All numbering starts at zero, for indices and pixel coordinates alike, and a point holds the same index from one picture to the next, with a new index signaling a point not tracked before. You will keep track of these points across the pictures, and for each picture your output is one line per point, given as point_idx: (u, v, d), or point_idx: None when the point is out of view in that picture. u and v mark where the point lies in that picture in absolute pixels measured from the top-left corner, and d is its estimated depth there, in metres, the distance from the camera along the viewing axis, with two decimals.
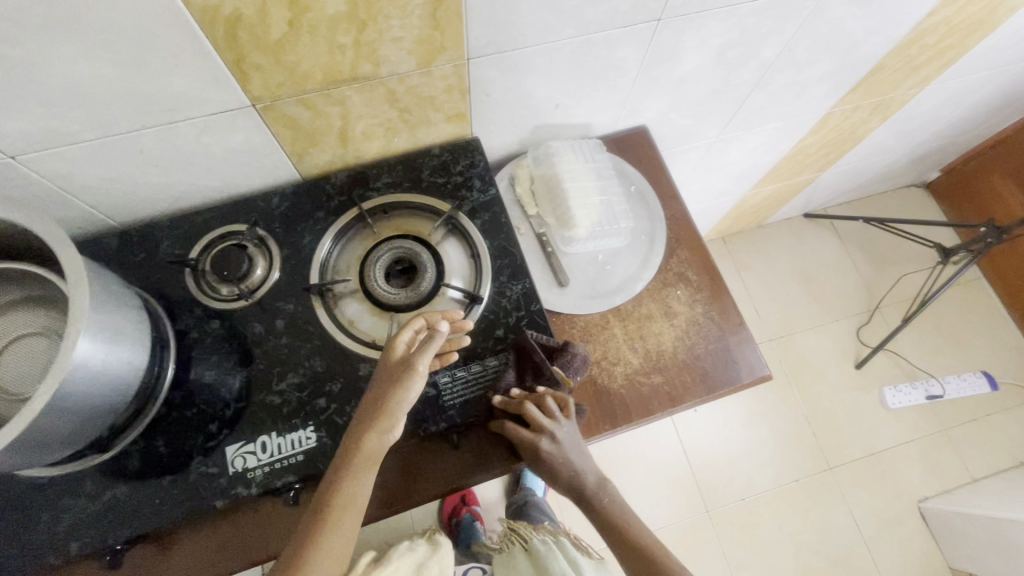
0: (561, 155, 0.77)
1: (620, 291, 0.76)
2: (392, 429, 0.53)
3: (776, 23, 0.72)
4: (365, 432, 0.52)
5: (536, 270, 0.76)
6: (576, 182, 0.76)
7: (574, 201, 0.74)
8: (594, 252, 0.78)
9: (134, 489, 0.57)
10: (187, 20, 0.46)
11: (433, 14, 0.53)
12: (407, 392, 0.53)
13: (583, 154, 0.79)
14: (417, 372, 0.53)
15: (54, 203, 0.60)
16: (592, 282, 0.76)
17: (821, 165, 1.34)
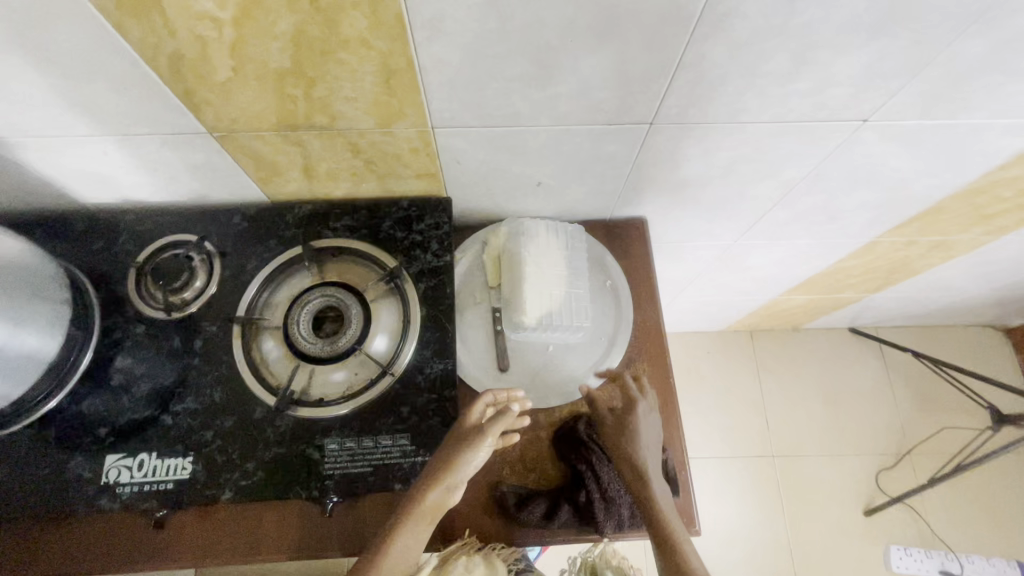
0: (532, 236, 0.74)
1: (559, 391, 0.70)
2: (454, 490, 0.56)
3: (797, 147, 0.64)
4: (431, 490, 0.55)
5: (478, 347, 0.72)
6: (539, 268, 0.71)
7: (530, 288, 0.70)
8: (546, 342, 0.73)
9: (13, 471, 0.59)
10: (129, 50, 0.46)
11: (386, 82, 0.50)
12: (472, 457, 0.57)
13: (559, 238, 0.74)
14: (485, 440, 0.57)
15: (26, 180, 0.64)
16: (533, 375, 0.71)
17: (868, 287, 1.20)
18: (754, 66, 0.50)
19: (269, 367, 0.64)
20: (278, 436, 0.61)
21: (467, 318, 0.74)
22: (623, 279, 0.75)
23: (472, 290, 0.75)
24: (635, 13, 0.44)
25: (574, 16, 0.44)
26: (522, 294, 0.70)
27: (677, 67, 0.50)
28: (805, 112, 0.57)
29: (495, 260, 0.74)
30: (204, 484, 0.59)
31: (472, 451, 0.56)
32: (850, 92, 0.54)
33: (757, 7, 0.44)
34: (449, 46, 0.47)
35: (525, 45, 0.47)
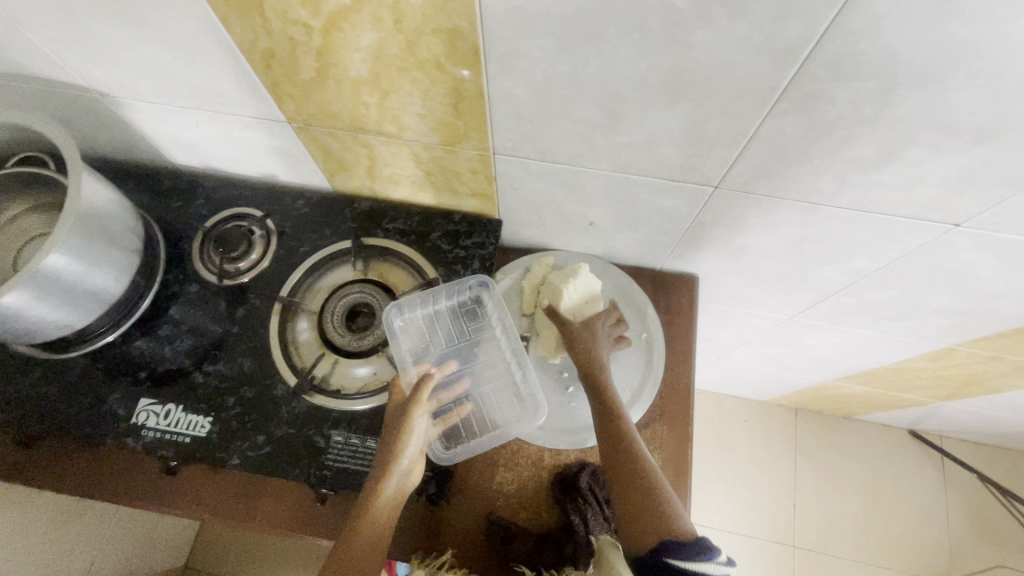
0: (573, 282, 0.69)
1: (568, 435, 0.69)
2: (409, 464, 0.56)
3: (872, 238, 0.59)
4: (389, 469, 0.55)
5: None
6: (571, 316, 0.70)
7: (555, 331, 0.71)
8: (567, 382, 0.72)
9: (60, 394, 0.65)
10: (229, 41, 0.50)
11: (454, 105, 0.52)
12: (416, 427, 0.57)
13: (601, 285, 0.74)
14: (419, 410, 0.58)
15: (131, 136, 0.71)
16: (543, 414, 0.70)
17: (936, 393, 1.10)
18: (835, 150, 0.47)
19: (297, 349, 0.67)
20: (291, 416, 0.63)
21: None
22: (660, 335, 0.72)
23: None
24: (714, 80, 0.42)
25: (649, 74, 0.43)
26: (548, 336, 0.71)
27: (751, 138, 0.48)
28: (886, 205, 0.53)
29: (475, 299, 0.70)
30: (216, 445, 0.62)
31: (411, 420, 0.57)
32: (942, 193, 0.49)
33: (849, 93, 0.41)
34: (520, 82, 0.47)
35: (595, 93, 0.46)
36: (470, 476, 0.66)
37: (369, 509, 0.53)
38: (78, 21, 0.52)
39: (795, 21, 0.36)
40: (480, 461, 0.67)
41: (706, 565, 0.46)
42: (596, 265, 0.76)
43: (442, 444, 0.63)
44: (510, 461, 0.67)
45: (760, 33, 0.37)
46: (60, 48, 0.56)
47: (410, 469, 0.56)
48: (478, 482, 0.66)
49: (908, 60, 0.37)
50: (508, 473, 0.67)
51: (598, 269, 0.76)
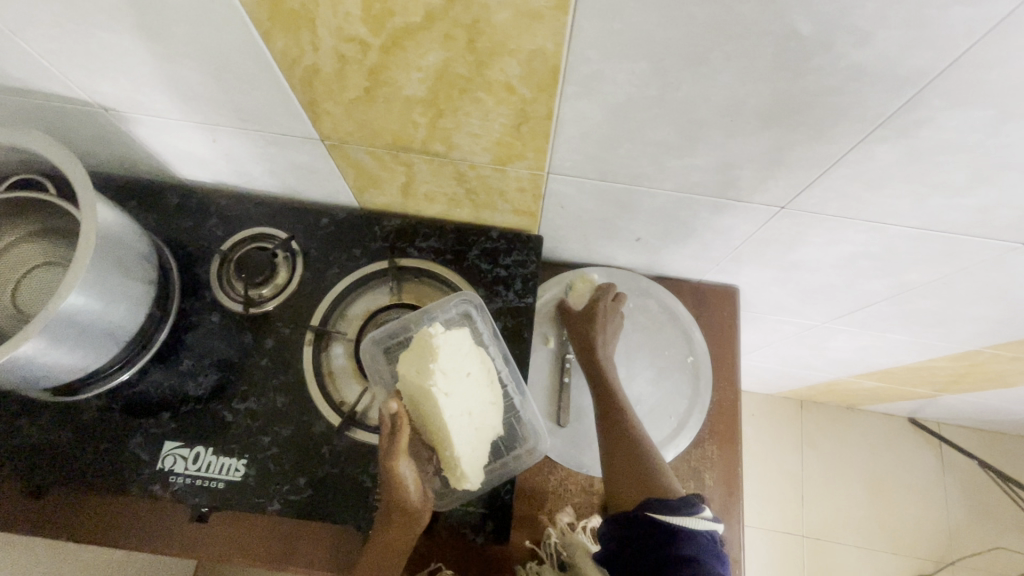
0: (436, 374, 0.51)
1: None
2: (414, 509, 0.53)
3: (933, 255, 0.58)
4: (392, 523, 0.53)
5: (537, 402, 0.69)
6: (458, 413, 0.53)
7: (464, 437, 0.54)
8: None
9: (76, 440, 0.59)
10: (268, 58, 0.45)
11: (516, 126, 0.48)
12: (406, 476, 0.53)
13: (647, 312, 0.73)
14: (402, 459, 0.53)
15: (136, 151, 0.64)
16: (589, 437, 0.68)
17: (946, 388, 1.12)
18: (925, 174, 0.45)
19: (333, 381, 0.63)
20: (333, 455, 0.59)
21: (536, 360, 0.71)
22: (707, 358, 0.71)
23: (545, 329, 0.73)
24: (815, 106, 0.39)
25: (745, 99, 0.40)
26: (455, 453, 0.53)
27: (836, 162, 0.45)
28: (957, 225, 0.51)
29: (463, 316, 0.61)
30: (253, 490, 0.58)
31: (394, 471, 0.52)
32: (1020, 215, 0.48)
33: (958, 122, 0.38)
34: (597, 104, 0.43)
35: (679, 116, 0.43)
36: (520, 505, 0.64)
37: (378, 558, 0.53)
38: (88, 32, 0.46)
39: (922, 50, 0.33)
40: (530, 490, 0.65)
41: (690, 520, 0.50)
42: (641, 285, 0.74)
43: (443, 480, 0.59)
44: (559, 488, 0.65)
45: (880, 61, 0.35)
46: (62, 59, 0.50)
47: (415, 514, 0.53)
48: (529, 511, 0.64)
49: None
50: (558, 500, 0.64)
51: (642, 288, 0.74)
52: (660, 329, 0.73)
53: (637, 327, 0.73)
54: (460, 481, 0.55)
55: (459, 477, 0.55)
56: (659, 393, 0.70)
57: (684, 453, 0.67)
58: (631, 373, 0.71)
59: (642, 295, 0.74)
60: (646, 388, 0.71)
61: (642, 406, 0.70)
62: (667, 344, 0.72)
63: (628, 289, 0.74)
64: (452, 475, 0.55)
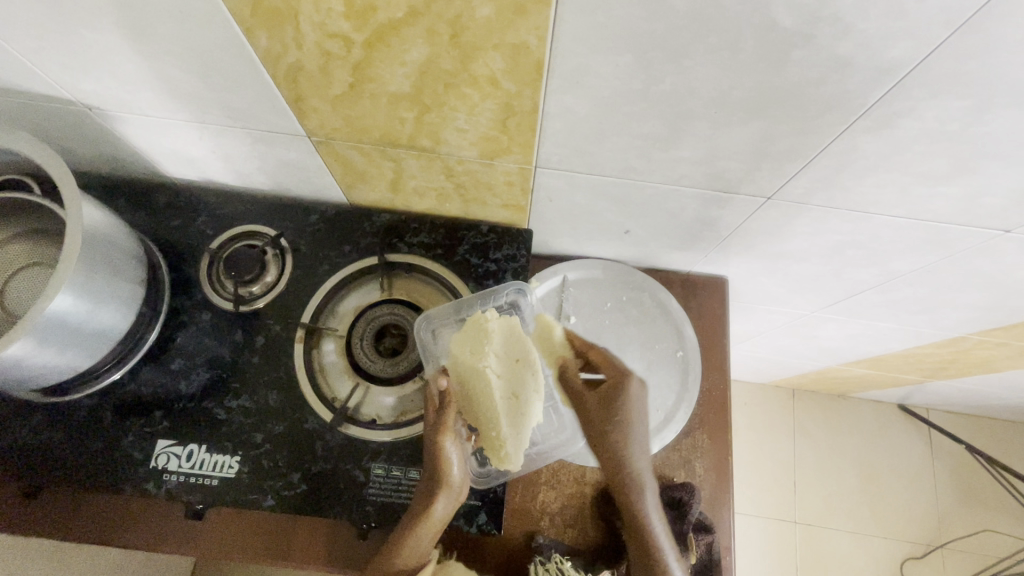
0: (488, 355, 0.58)
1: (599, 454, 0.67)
2: (454, 484, 0.56)
3: (917, 243, 0.59)
4: (434, 493, 0.55)
5: None
6: (505, 395, 0.59)
7: (511, 419, 0.59)
8: None
9: (68, 440, 0.60)
10: (251, 55, 0.45)
11: (503, 120, 0.48)
12: (452, 453, 0.57)
13: (638, 305, 0.73)
14: (448, 435, 0.57)
15: (121, 150, 0.64)
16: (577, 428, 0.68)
17: (934, 375, 1.13)
18: (907, 164, 0.45)
19: (324, 376, 0.63)
20: (325, 450, 0.59)
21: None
22: (696, 354, 0.71)
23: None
24: (798, 98, 0.40)
25: (728, 91, 0.40)
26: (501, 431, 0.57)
27: (819, 152, 0.46)
28: (941, 213, 0.52)
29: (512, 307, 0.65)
30: (247, 487, 0.58)
31: (441, 446, 0.57)
32: (1002, 203, 0.49)
33: (939, 112, 0.39)
34: (582, 98, 0.43)
35: (664, 109, 0.43)
36: (513, 496, 0.65)
37: (416, 529, 0.55)
38: (69, 31, 0.45)
39: (902, 41, 0.34)
40: (523, 481, 0.65)
41: None
42: (634, 277, 0.74)
43: (478, 462, 0.62)
44: (551, 480, 0.66)
45: (861, 52, 0.35)
46: (43, 58, 0.49)
47: (456, 487, 0.57)
48: (522, 502, 0.64)
49: (1013, 78, 0.35)
50: (550, 491, 0.65)
51: (635, 281, 0.74)
52: (652, 323, 0.73)
53: (629, 320, 0.73)
54: (503, 459, 0.58)
55: (503, 457, 0.58)
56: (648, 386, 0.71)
57: (673, 443, 0.68)
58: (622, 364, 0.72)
59: (636, 287, 0.74)
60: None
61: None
62: (657, 337, 0.72)
63: (622, 282, 0.74)
64: (495, 452, 0.58)
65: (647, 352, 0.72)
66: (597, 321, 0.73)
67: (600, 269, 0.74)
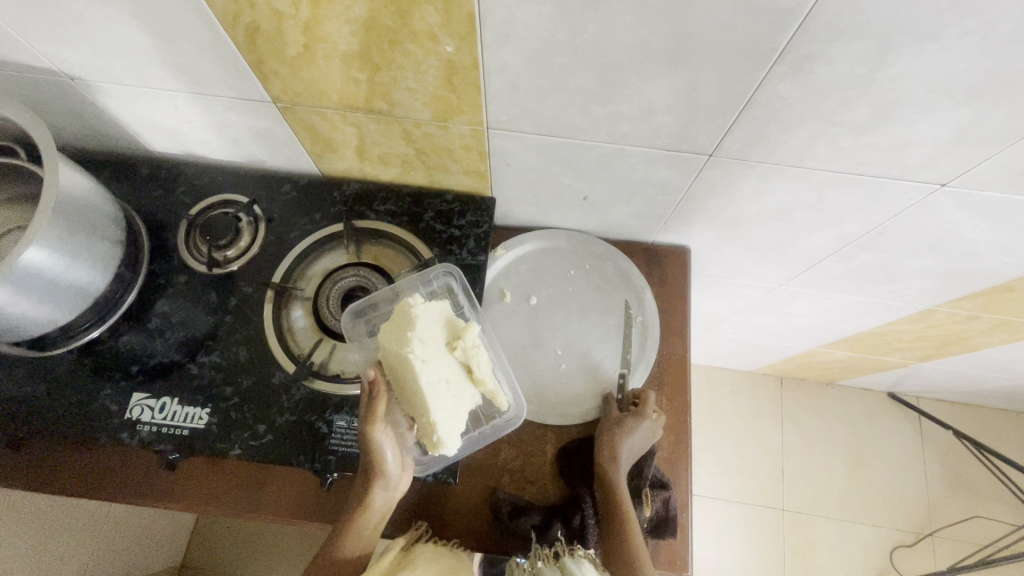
0: (415, 341, 0.54)
1: (558, 413, 0.69)
2: (391, 474, 0.56)
3: (861, 202, 0.60)
4: (371, 483, 0.56)
5: None
6: (436, 381, 0.55)
7: (444, 404, 0.56)
8: (558, 359, 0.72)
9: (48, 392, 0.63)
10: (212, 17, 0.48)
11: (448, 78, 0.51)
12: (383, 441, 0.56)
13: (601, 274, 0.75)
14: (380, 424, 0.56)
15: (106, 123, 0.68)
16: (538, 390, 0.70)
17: (916, 355, 1.13)
18: (830, 112, 0.47)
19: (292, 335, 0.66)
20: (291, 403, 0.62)
21: (489, 315, 0.73)
22: (656, 320, 0.72)
23: (501, 286, 0.75)
24: (712, 43, 0.42)
25: (648, 39, 0.43)
26: (432, 418, 0.54)
27: (747, 103, 0.48)
28: (875, 166, 0.54)
29: (444, 289, 0.66)
30: (215, 437, 0.61)
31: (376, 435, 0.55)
32: (930, 153, 0.50)
33: (846, 54, 0.41)
34: (516, 51, 0.46)
35: (592, 60, 0.46)
36: (475, 455, 0.66)
37: (355, 521, 0.55)
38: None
39: None
40: None
41: None
42: (597, 247, 0.76)
43: (423, 449, 0.63)
44: (511, 438, 0.67)
45: None
46: (26, 27, 0.53)
47: (392, 477, 0.57)
48: (484, 460, 0.66)
49: (905, 16, 0.38)
50: (511, 450, 0.67)
51: (598, 250, 0.75)
52: (614, 290, 0.74)
53: (591, 288, 0.75)
54: (436, 446, 0.55)
55: (436, 444, 0.55)
56: (609, 350, 0.72)
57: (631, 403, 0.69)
58: (585, 330, 0.73)
59: (600, 256, 0.75)
60: (597, 344, 0.72)
61: (592, 361, 0.72)
62: (619, 303, 0.74)
63: (585, 251, 0.76)
64: (427, 441, 0.56)
65: (609, 320, 0.73)
66: (560, 288, 0.75)
67: (564, 240, 0.76)
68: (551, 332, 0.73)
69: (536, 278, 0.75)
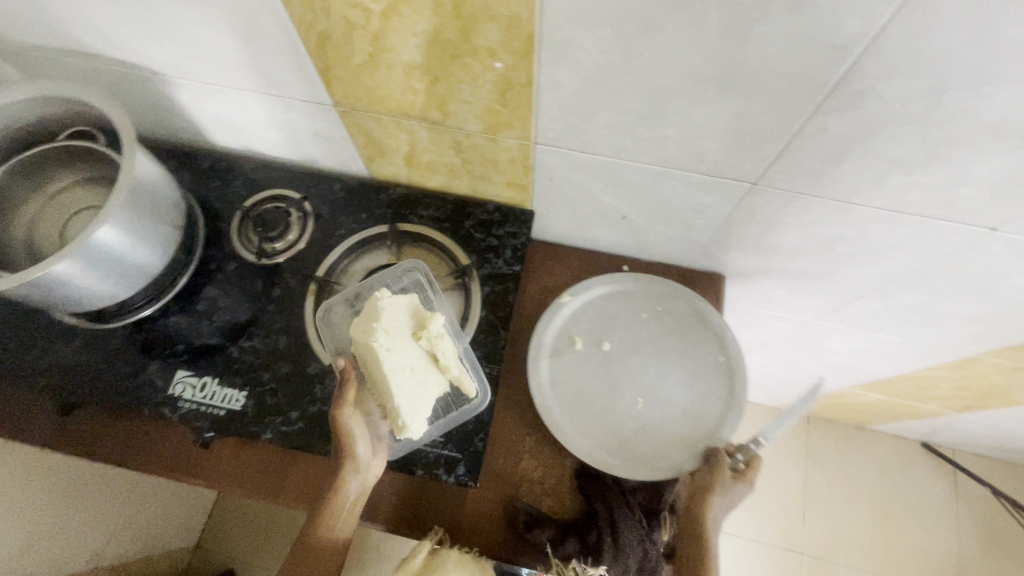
0: (378, 332, 0.57)
1: (643, 467, 0.64)
2: (360, 459, 0.58)
3: (906, 241, 0.60)
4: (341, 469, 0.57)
5: (569, 403, 0.68)
6: (399, 368, 0.57)
7: (409, 390, 0.57)
8: (635, 399, 0.68)
9: (101, 363, 0.67)
10: (289, 24, 0.52)
11: (502, 93, 0.53)
12: (352, 426, 0.58)
13: (679, 316, 0.72)
14: (347, 410, 0.58)
15: (177, 116, 0.73)
16: (620, 441, 0.65)
17: (954, 405, 1.09)
18: (879, 149, 0.47)
19: None
20: (324, 394, 0.65)
21: (562, 363, 0.70)
22: (740, 362, 0.68)
23: (571, 331, 0.72)
24: (764, 74, 0.43)
25: (701, 66, 0.44)
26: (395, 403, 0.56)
27: (794, 134, 0.48)
28: (923, 206, 0.53)
29: (415, 284, 0.67)
30: (250, 420, 0.63)
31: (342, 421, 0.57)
32: (981, 196, 0.50)
33: (900, 91, 0.42)
34: (570, 71, 0.48)
35: (644, 84, 0.47)
36: (494, 462, 0.66)
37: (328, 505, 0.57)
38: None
39: (851, 17, 0.37)
40: (504, 448, 0.67)
41: None
42: (668, 288, 0.74)
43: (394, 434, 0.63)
44: (531, 449, 0.67)
45: (817, 28, 0.38)
46: (120, 25, 0.58)
47: (362, 463, 0.58)
48: (502, 468, 0.66)
49: (963, 58, 0.38)
50: (529, 461, 0.67)
51: (670, 292, 0.73)
52: (691, 332, 0.71)
53: (666, 329, 0.72)
54: (402, 430, 0.56)
55: (401, 428, 0.57)
56: (693, 396, 0.68)
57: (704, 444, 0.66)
58: (662, 375, 0.69)
59: (673, 297, 0.73)
60: (677, 389, 0.68)
61: (674, 408, 0.67)
62: (698, 346, 0.71)
63: (653, 292, 0.74)
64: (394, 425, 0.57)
65: (687, 363, 0.70)
66: (633, 331, 0.72)
67: (637, 282, 0.74)
68: (628, 378, 0.69)
69: (607, 322, 0.73)
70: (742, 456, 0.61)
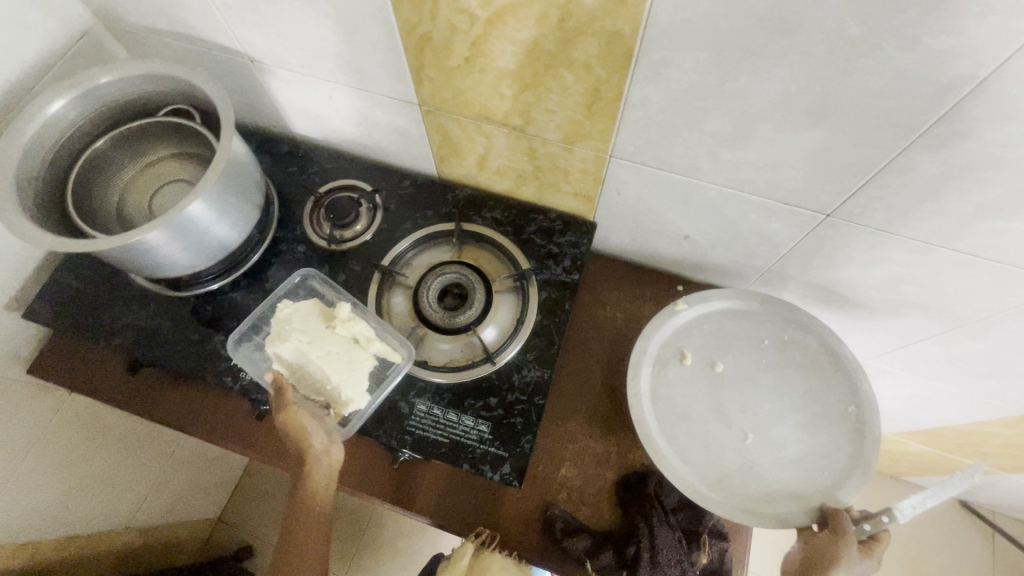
0: (292, 334, 0.58)
1: (747, 510, 0.60)
2: (314, 450, 0.59)
3: (980, 287, 0.59)
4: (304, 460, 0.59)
5: (667, 423, 0.64)
6: (324, 354, 0.59)
7: (343, 369, 0.59)
8: (744, 434, 0.64)
9: (172, 328, 0.70)
10: (393, 25, 0.54)
11: (588, 105, 0.54)
12: (300, 420, 0.59)
13: (806, 350, 0.67)
14: (291, 409, 0.59)
15: (265, 102, 0.77)
16: (722, 475, 0.62)
17: (1002, 464, 1.06)
18: (969, 191, 0.47)
19: (389, 317, 0.70)
20: None
21: (668, 374, 0.67)
22: (874, 416, 0.62)
23: (682, 344, 0.69)
24: (860, 107, 0.44)
25: (796, 94, 0.45)
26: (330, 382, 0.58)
27: (881, 169, 0.49)
28: (1005, 253, 0.53)
29: (308, 289, 0.69)
30: None
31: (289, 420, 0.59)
32: None
33: (1001, 135, 0.42)
34: (662, 89, 0.49)
35: (734, 107, 0.48)
36: (537, 465, 0.67)
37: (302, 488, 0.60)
38: None
39: (962, 58, 0.38)
40: (546, 454, 0.68)
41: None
42: (798, 317, 0.68)
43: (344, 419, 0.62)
44: (574, 456, 0.68)
45: (925, 66, 0.39)
46: (231, 13, 0.62)
47: (320, 453, 0.59)
48: (544, 472, 0.66)
49: None
50: (570, 468, 0.67)
51: (799, 321, 0.68)
52: (819, 372, 0.66)
53: (791, 363, 0.66)
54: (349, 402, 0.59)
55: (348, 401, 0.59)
56: (813, 443, 0.62)
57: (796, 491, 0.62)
58: (778, 412, 0.64)
59: (800, 327, 0.68)
60: (795, 433, 0.63)
61: (787, 453, 0.62)
62: (828, 390, 0.64)
63: (783, 320, 0.68)
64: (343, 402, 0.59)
65: (809, 406, 0.64)
66: (751, 358, 0.67)
67: (766, 305, 0.69)
68: (740, 409, 0.65)
69: (723, 342, 0.69)
70: (870, 528, 0.56)
